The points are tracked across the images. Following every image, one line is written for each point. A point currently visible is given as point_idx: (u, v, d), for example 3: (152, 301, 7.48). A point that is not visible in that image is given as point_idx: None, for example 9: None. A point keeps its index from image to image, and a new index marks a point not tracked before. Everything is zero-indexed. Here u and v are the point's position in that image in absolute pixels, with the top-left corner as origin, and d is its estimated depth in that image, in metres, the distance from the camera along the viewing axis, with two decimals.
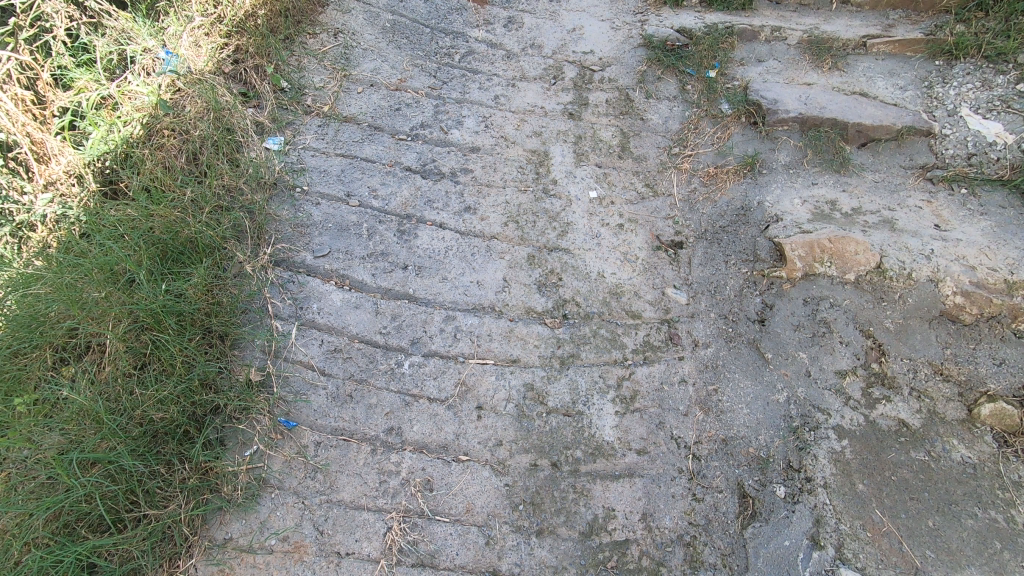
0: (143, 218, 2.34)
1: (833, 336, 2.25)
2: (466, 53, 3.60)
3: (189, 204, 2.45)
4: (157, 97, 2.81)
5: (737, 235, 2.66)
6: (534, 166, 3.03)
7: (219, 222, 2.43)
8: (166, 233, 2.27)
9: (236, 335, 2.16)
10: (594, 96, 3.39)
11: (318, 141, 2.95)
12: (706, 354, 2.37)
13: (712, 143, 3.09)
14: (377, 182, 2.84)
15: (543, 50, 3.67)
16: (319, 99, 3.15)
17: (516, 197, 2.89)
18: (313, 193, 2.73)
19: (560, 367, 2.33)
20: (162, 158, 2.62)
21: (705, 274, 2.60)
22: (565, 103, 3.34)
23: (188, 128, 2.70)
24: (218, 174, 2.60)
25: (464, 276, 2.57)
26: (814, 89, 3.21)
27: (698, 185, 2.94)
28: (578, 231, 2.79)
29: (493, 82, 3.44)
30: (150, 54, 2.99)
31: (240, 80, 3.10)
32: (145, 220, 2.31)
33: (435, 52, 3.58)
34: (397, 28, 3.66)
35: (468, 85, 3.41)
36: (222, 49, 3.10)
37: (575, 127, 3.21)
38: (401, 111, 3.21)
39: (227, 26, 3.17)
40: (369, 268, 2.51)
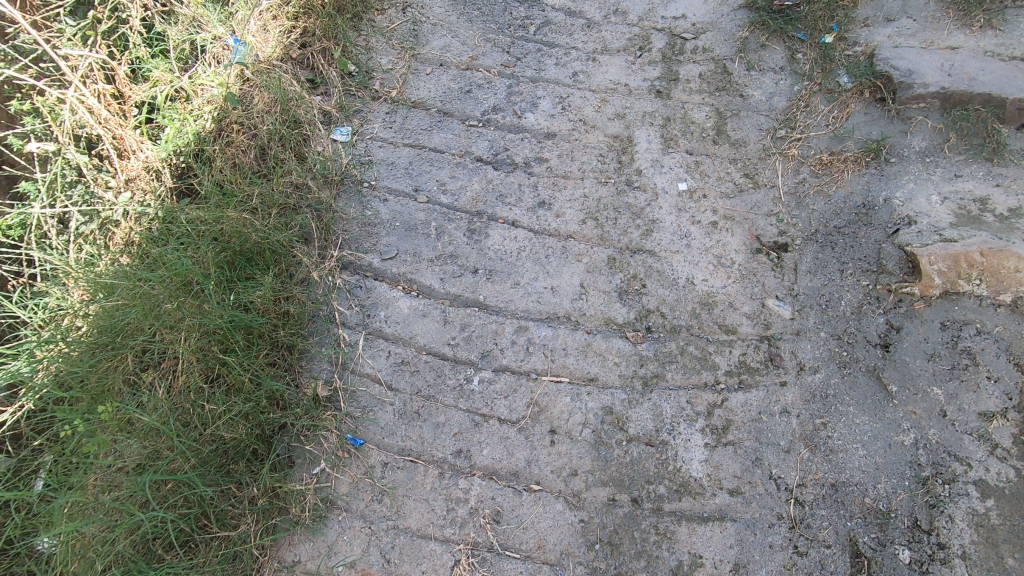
0: (213, 222, 2.29)
1: (978, 370, 1.88)
2: (542, 24, 3.30)
3: (258, 206, 2.40)
4: (226, 89, 2.74)
5: (856, 238, 2.26)
6: (616, 154, 2.75)
7: (287, 226, 2.36)
8: (235, 240, 2.22)
9: (304, 348, 2.11)
10: (686, 69, 3.02)
11: (385, 130, 2.80)
12: (814, 380, 2.07)
13: (826, 125, 2.67)
14: (446, 174, 2.66)
15: (628, 16, 3.30)
16: (386, 84, 3.00)
17: (596, 190, 2.64)
18: (381, 188, 2.60)
19: (642, 389, 2.11)
20: (231, 154, 2.57)
21: (815, 284, 2.25)
22: (652, 79, 2.99)
23: (256, 123, 2.62)
24: (285, 172, 2.52)
25: (537, 281, 2.38)
26: (960, 54, 2.67)
27: (808, 175, 2.56)
28: (664, 229, 2.51)
29: (572, 57, 3.14)
30: (219, 42, 2.92)
31: (308, 66, 2.99)
32: (214, 224, 2.27)
33: (509, 24, 3.31)
34: None
35: (545, 61, 3.14)
36: (289, 34, 3.00)
37: (663, 107, 2.86)
38: (472, 93, 3.01)
39: (293, 8, 3.05)
40: (437, 272, 2.37)
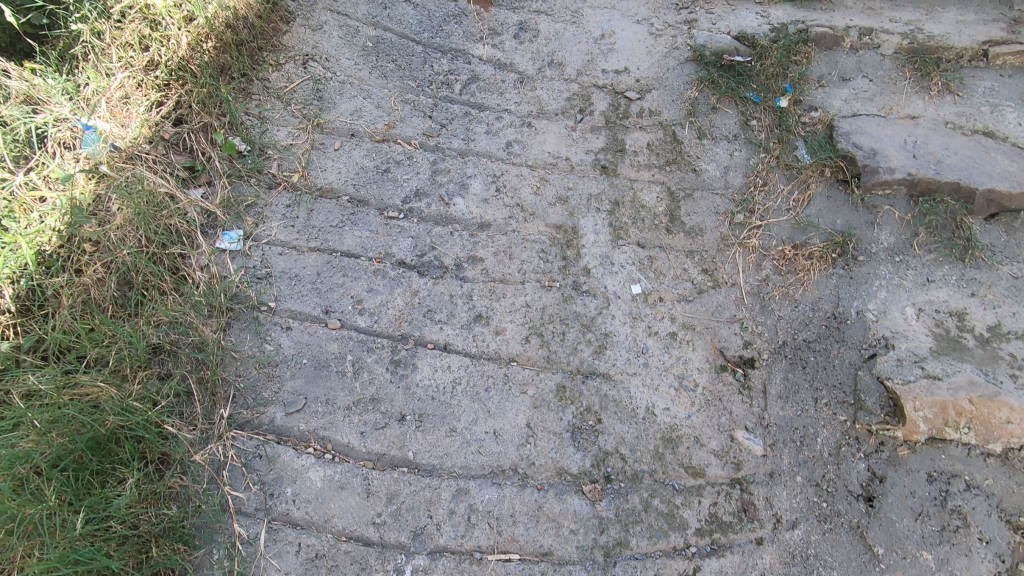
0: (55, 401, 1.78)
1: (969, 533, 1.72)
2: (468, 80, 2.88)
3: (117, 368, 1.89)
4: (75, 190, 2.17)
5: (828, 358, 2.05)
6: (560, 249, 2.40)
7: (158, 392, 1.89)
8: (86, 432, 1.74)
9: (185, 561, 1.70)
10: (632, 138, 2.69)
11: (286, 230, 2.34)
12: (793, 537, 1.83)
13: (787, 209, 2.42)
14: (363, 287, 2.24)
15: (566, 69, 2.93)
16: (285, 167, 2.53)
17: (539, 297, 2.29)
18: (283, 311, 2.16)
19: (604, 563, 1.83)
20: (84, 281, 2.01)
21: (787, 413, 2.02)
22: (595, 151, 2.65)
23: (114, 238, 2.09)
24: (152, 304, 2.04)
25: (477, 424, 2.03)
26: (921, 126, 2.47)
27: (771, 271, 2.31)
28: (618, 345, 2.21)
29: (504, 122, 2.75)
30: (64, 125, 2.32)
31: (184, 149, 2.45)
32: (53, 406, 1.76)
33: (429, 80, 2.87)
34: (380, 47, 2.96)
35: (473, 128, 2.73)
36: (153, 108, 2.45)
37: (610, 189, 2.53)
38: (390, 173, 2.57)
39: (158, 76, 2.50)
40: (356, 424, 1.98)
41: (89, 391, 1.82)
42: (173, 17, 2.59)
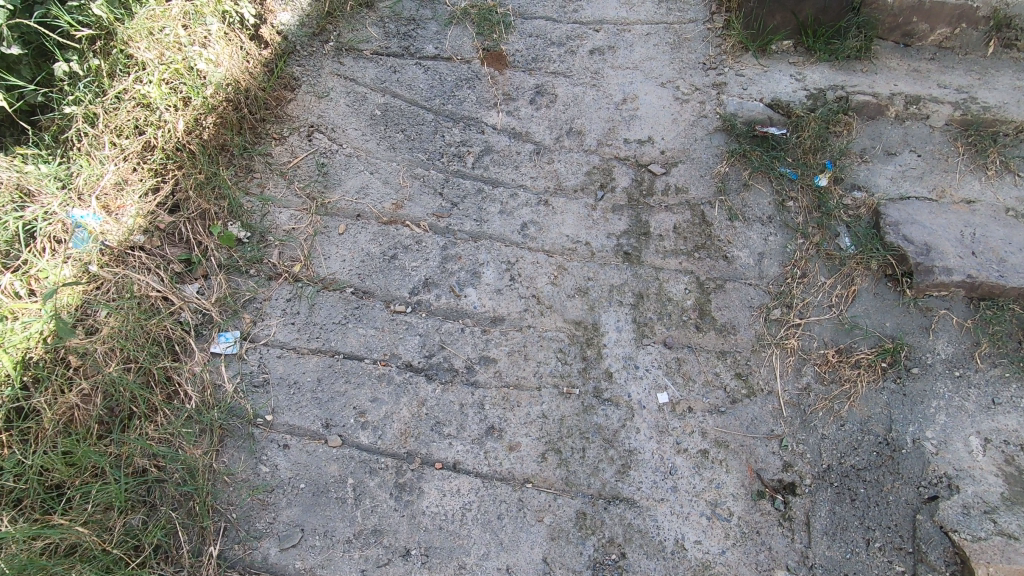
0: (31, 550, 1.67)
1: None
2: (482, 152, 2.72)
3: (101, 506, 1.77)
4: (62, 294, 2.03)
5: (882, 492, 1.85)
6: (579, 348, 2.22)
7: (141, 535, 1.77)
8: None
9: None
10: (657, 219, 2.49)
11: (285, 329, 2.20)
12: None
13: (829, 305, 2.21)
14: (366, 396, 2.08)
15: (585, 139, 2.75)
16: (286, 255, 2.38)
17: (557, 405, 2.11)
18: (280, 426, 2.00)
19: None
20: (69, 401, 1.87)
21: (834, 555, 1.83)
22: (617, 234, 2.46)
23: (101, 353, 1.95)
24: (140, 425, 1.90)
25: (489, 559, 1.85)
26: (979, 213, 2.26)
27: (812, 379, 2.10)
28: (644, 464, 2.01)
29: (519, 200, 2.58)
30: (56, 219, 2.19)
31: (180, 239, 2.31)
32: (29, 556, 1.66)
33: (441, 153, 2.72)
34: (389, 116, 2.82)
35: (487, 207, 2.56)
36: (147, 196, 2.33)
37: (634, 279, 2.34)
38: (397, 260, 2.41)
39: (153, 161, 2.37)
40: (358, 560, 1.82)
41: (70, 536, 1.71)
42: (168, 95, 2.45)
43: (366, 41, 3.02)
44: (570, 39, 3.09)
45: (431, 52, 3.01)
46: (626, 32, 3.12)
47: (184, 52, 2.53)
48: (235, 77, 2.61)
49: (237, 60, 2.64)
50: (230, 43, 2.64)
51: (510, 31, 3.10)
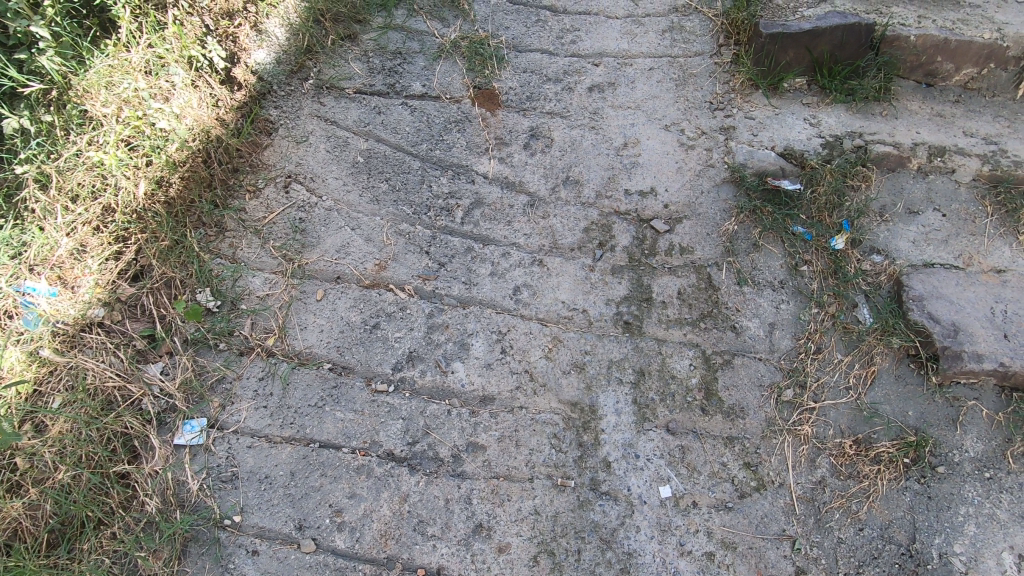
0: None
1: None
2: (471, 205, 2.53)
3: None
4: (10, 385, 1.86)
5: None
6: (575, 433, 2.05)
7: None
8: None
9: None
10: (659, 283, 2.31)
11: (256, 415, 2.03)
12: None
13: (846, 387, 2.04)
14: (344, 492, 1.92)
15: (583, 189, 2.56)
16: (259, 326, 2.20)
17: (550, 500, 1.95)
18: (249, 528, 1.85)
19: None
20: (12, 513, 1.71)
21: None
22: (617, 300, 2.28)
23: (51, 455, 1.79)
24: (94, 536, 1.75)
25: None
26: (1009, 287, 2.09)
27: (827, 472, 1.94)
28: (643, 569, 1.85)
29: (512, 261, 2.39)
30: (6, 293, 2.01)
31: (142, 313, 2.12)
32: None
33: (428, 206, 2.53)
34: (372, 163, 2.63)
35: (477, 268, 2.38)
36: (108, 262, 2.14)
37: (634, 353, 2.17)
38: (379, 330, 2.24)
39: (115, 225, 2.18)
40: None
41: None
42: (129, 152, 2.26)
43: (348, 78, 2.82)
44: (568, 74, 2.89)
45: (418, 90, 2.81)
46: (628, 66, 2.92)
47: (146, 106, 2.34)
48: (204, 127, 2.43)
49: (206, 108, 2.45)
50: (197, 90, 2.45)
51: (503, 66, 2.89)
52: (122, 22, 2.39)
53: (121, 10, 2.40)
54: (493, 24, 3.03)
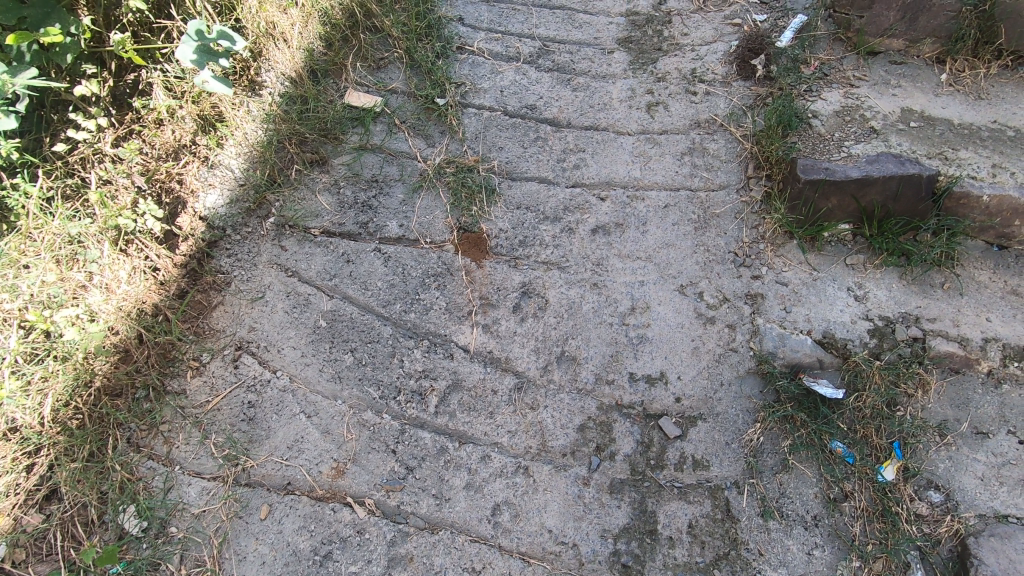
0: None
1: None
2: (447, 388, 2.16)
3: None
4: None
5: None
6: None
7: None
8: None
9: None
10: (667, 510, 1.93)
11: None
12: None
13: None
14: None
15: (581, 369, 2.18)
16: (190, 557, 1.88)
17: None
18: None
19: None
20: None
21: None
22: (615, 531, 1.91)
23: None
24: None
25: None
26: None
27: None
28: None
29: (492, 468, 2.03)
30: None
31: (49, 547, 1.81)
32: None
33: (398, 387, 2.16)
34: (337, 327, 2.26)
35: (450, 476, 2.02)
36: (15, 480, 1.81)
37: None
38: (331, 563, 1.89)
39: (24, 435, 1.84)
40: None
41: None
42: (42, 350, 1.93)
43: (315, 215, 2.45)
44: (568, 211, 2.50)
45: (394, 232, 2.44)
46: (639, 201, 2.51)
47: (56, 307, 1.98)
48: (137, 302, 2.09)
49: (141, 279, 2.12)
50: (129, 260, 2.12)
51: (493, 200, 2.50)
52: (30, 198, 2.07)
53: (28, 189, 2.07)
54: (485, 143, 2.63)
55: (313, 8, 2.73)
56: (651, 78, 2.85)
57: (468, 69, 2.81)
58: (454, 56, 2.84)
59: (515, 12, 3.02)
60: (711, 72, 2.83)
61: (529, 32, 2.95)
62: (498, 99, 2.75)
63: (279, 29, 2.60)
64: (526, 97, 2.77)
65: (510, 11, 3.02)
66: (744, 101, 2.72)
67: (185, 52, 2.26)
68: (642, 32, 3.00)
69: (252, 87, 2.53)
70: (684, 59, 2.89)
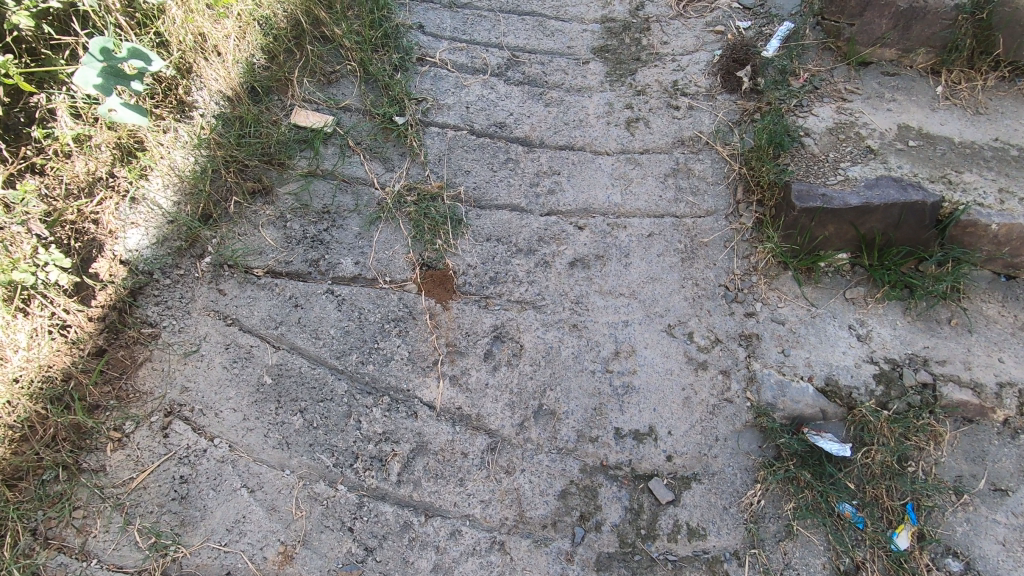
0: None
1: None
2: (411, 453, 1.90)
3: None
4: None
5: None
6: None
7: None
8: None
9: None
10: None
11: None
12: None
13: None
14: None
15: (561, 425, 1.95)
16: None
17: None
18: None
19: None
20: None
21: None
22: None
23: None
24: None
25: None
26: None
27: None
28: None
29: (463, 545, 1.78)
30: None
31: None
32: None
33: (354, 452, 1.90)
34: (284, 384, 1.99)
35: (416, 557, 1.77)
36: None
37: None
38: None
39: None
40: None
41: None
42: None
43: (258, 253, 2.17)
44: (543, 242, 2.26)
45: (349, 270, 2.17)
46: (620, 229, 2.29)
47: None
48: (39, 369, 1.78)
49: (46, 341, 1.81)
50: (31, 319, 1.81)
51: (460, 231, 2.25)
52: None
53: None
54: (449, 167, 2.38)
55: (252, 19, 2.43)
56: (630, 91, 2.62)
57: (430, 83, 2.55)
58: (414, 68, 2.57)
59: (481, 18, 2.76)
60: (694, 84, 2.62)
61: (497, 40, 2.70)
62: (464, 116, 2.50)
63: (211, 43, 2.31)
64: (495, 114, 2.52)
65: (475, 17, 2.76)
66: (730, 116, 2.52)
67: (87, 75, 1.68)
68: (618, 40, 2.77)
69: (182, 107, 2.21)
70: (665, 70, 2.67)
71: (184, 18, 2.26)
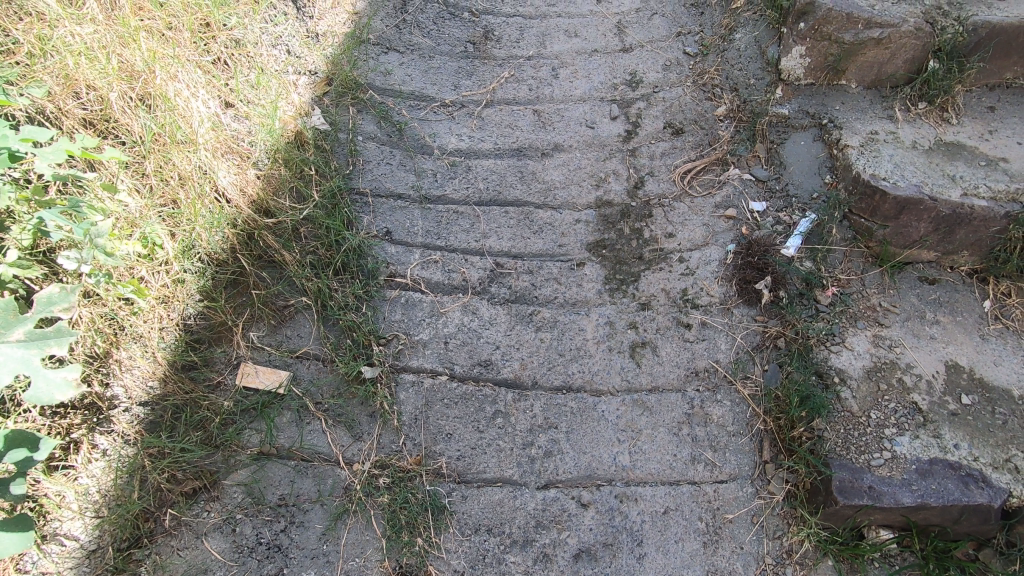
0: None
1: None
2: None
3: None
4: None
5: None
6: None
7: None
8: None
9: None
10: None
11: None
12: None
13: None
14: None
15: None
16: None
17: None
18: None
19: None
20: None
21: None
22: None
23: None
24: None
25: None
26: None
27: None
28: None
29: None
30: None
31: None
32: None
33: None
34: None
35: None
36: None
37: None
38: None
39: None
40: None
41: None
42: None
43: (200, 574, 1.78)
44: (540, 528, 1.92)
45: None
46: (630, 504, 1.97)
47: None
48: None
49: None
50: None
51: (444, 523, 1.91)
52: None
53: None
54: (429, 431, 2.03)
55: (178, 277, 1.97)
56: (633, 305, 2.27)
57: (402, 312, 2.18)
58: (381, 294, 2.19)
59: (458, 215, 2.38)
60: (706, 293, 2.27)
61: (477, 245, 2.33)
62: (443, 355, 2.14)
63: (130, 329, 1.88)
64: (479, 349, 2.16)
65: (450, 215, 2.38)
66: (750, 341, 2.18)
67: None
68: (616, 232, 2.41)
69: (97, 409, 1.80)
70: (672, 274, 2.32)
71: (89, 315, 1.80)
